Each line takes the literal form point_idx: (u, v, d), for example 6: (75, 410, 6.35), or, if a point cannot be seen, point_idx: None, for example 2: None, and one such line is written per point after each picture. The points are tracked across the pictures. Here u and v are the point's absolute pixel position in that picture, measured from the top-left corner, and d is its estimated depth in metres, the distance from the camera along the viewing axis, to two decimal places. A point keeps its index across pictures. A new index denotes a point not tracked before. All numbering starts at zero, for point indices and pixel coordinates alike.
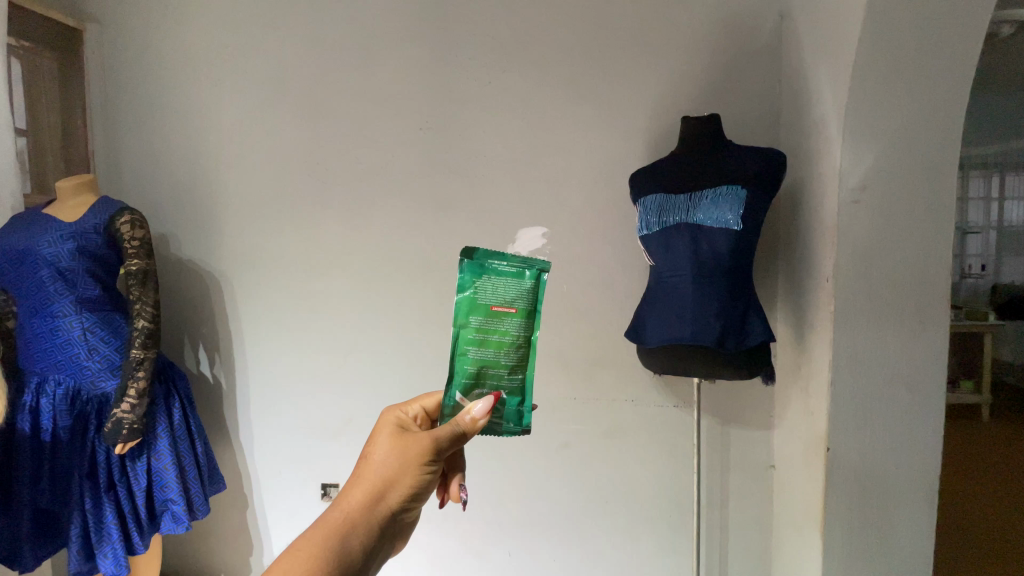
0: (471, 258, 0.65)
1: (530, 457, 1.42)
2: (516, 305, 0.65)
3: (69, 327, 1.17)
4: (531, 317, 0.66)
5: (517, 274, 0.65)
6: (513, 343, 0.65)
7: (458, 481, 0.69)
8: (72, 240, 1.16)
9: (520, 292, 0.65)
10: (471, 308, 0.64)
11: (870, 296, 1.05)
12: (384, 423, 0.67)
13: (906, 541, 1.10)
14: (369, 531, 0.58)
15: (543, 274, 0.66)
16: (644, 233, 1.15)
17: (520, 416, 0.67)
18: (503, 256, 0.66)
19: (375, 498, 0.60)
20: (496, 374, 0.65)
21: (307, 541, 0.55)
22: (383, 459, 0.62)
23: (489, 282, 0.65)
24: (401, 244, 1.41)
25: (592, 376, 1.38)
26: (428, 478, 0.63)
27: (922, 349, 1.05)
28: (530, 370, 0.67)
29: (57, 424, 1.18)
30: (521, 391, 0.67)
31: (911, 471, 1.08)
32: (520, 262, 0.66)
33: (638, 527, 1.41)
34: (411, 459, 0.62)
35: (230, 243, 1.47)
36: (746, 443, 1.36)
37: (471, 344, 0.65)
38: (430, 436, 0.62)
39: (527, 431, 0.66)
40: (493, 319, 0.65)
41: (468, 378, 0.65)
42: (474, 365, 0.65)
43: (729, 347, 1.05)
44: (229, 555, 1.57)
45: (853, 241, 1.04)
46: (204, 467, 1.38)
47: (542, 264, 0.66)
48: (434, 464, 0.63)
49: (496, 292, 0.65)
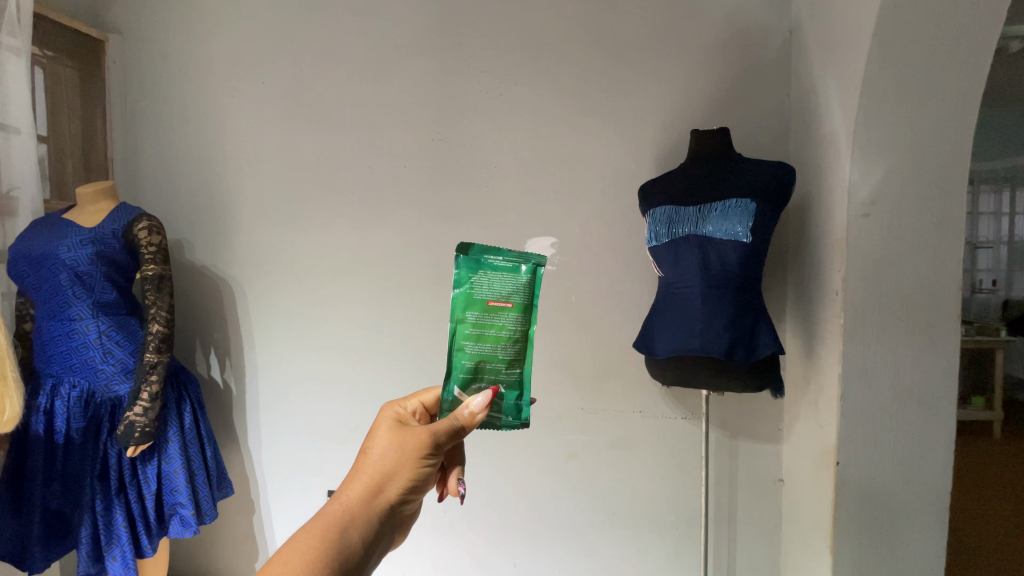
0: (467, 254, 0.68)
1: (536, 467, 1.42)
2: (513, 300, 0.67)
3: (85, 330, 1.19)
4: (527, 312, 0.68)
5: (512, 268, 0.68)
6: (509, 338, 0.67)
7: (456, 475, 0.70)
8: (90, 244, 1.18)
9: (516, 287, 0.68)
10: (469, 303, 0.67)
11: (880, 311, 1.05)
12: (382, 418, 0.67)
13: (917, 557, 1.09)
14: (368, 524, 0.59)
15: (539, 268, 0.69)
16: (653, 244, 1.16)
17: (519, 410, 0.68)
18: (500, 251, 0.68)
19: (375, 491, 0.61)
20: (493, 368, 0.67)
21: (307, 534, 0.56)
22: (381, 454, 0.63)
23: (485, 277, 0.67)
24: (411, 252, 1.42)
25: (600, 387, 1.38)
26: (427, 472, 0.64)
27: (932, 364, 1.05)
28: (528, 364, 0.69)
29: (71, 426, 1.20)
30: (519, 385, 0.69)
31: (920, 486, 1.07)
32: (515, 257, 0.68)
33: (644, 539, 1.40)
34: (409, 452, 0.63)
35: (243, 250, 1.49)
36: (753, 456, 1.35)
37: (468, 339, 0.67)
38: (428, 430, 0.63)
39: (525, 425, 0.68)
40: (490, 313, 0.67)
41: (467, 373, 0.67)
42: (473, 360, 0.67)
43: (739, 358, 1.05)
44: (235, 560, 1.58)
45: (862, 255, 1.04)
46: (212, 470, 1.39)
47: (538, 258, 0.69)
48: (432, 458, 0.64)
49: (492, 286, 0.67)
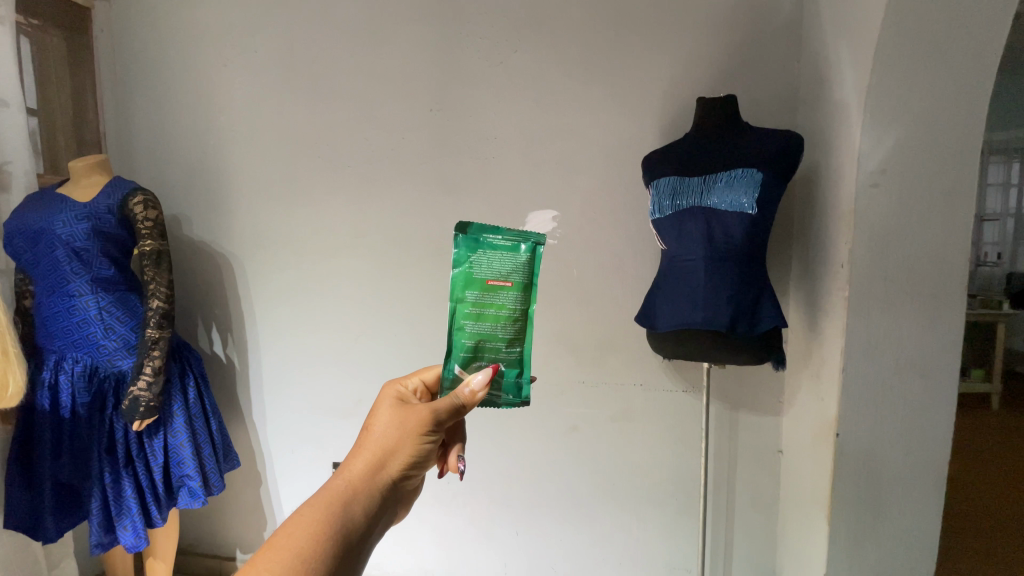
0: (466, 233, 0.66)
1: (538, 439, 1.44)
2: (512, 279, 0.67)
3: (86, 306, 1.19)
4: (527, 291, 0.68)
5: (512, 247, 0.67)
6: (510, 316, 0.67)
7: (457, 451, 0.70)
8: (86, 220, 1.17)
9: (515, 266, 0.67)
10: (467, 282, 0.66)
11: (885, 284, 1.04)
12: (384, 396, 0.67)
13: (913, 525, 1.10)
14: (370, 497, 0.59)
15: (538, 247, 0.68)
16: (657, 216, 1.14)
17: (519, 387, 0.68)
18: (498, 230, 0.67)
19: (377, 466, 0.61)
20: (493, 346, 0.67)
21: (310, 508, 0.56)
22: (383, 430, 0.63)
23: (484, 255, 0.66)
24: (410, 226, 1.41)
25: (601, 361, 1.38)
26: (428, 448, 0.64)
27: (936, 336, 1.04)
28: (527, 342, 0.68)
29: (76, 400, 1.21)
30: (519, 363, 0.68)
31: (919, 457, 1.08)
32: (514, 236, 0.67)
33: (643, 507, 1.42)
34: (410, 429, 0.63)
35: (242, 224, 1.47)
36: (753, 427, 1.36)
37: (468, 318, 0.66)
38: (429, 407, 0.63)
39: (525, 402, 0.68)
40: (489, 292, 0.66)
41: (467, 352, 0.66)
42: (472, 339, 0.66)
43: (741, 331, 1.04)
44: (244, 528, 1.62)
45: (869, 226, 1.02)
46: (218, 444, 1.41)
47: (537, 236, 0.68)
48: (434, 435, 0.64)
49: (491, 266, 0.66)
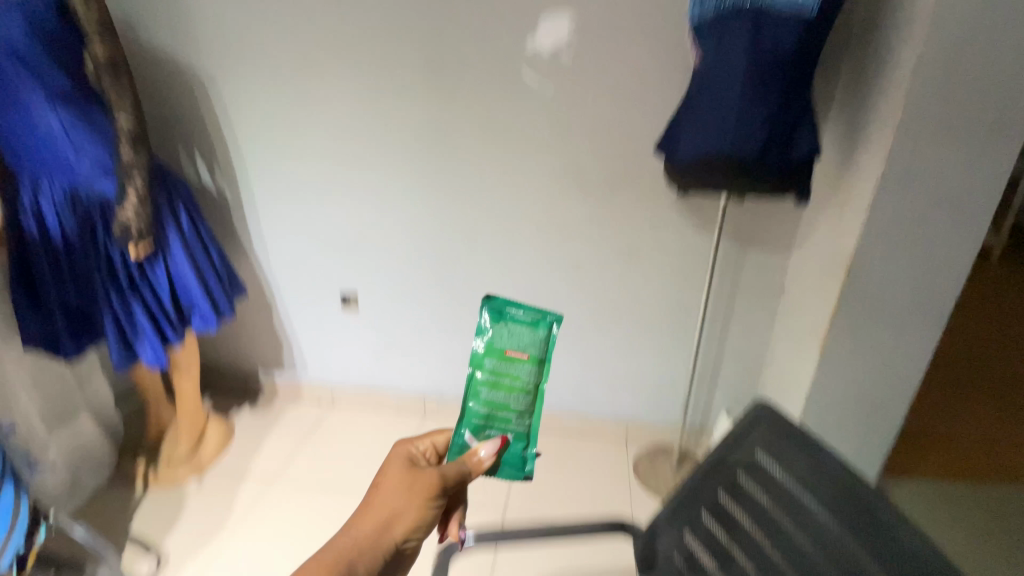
0: (492, 304, 0.66)
1: (540, 272, 1.42)
2: (529, 352, 0.65)
3: (48, 122, 1.07)
4: (543, 365, 0.66)
5: (531, 325, 0.66)
6: (523, 388, 0.66)
7: (459, 520, 0.73)
8: (22, 14, 1.00)
9: (533, 341, 0.65)
10: (486, 351, 0.66)
11: (947, 104, 0.90)
12: (393, 460, 0.67)
13: (904, 357, 1.12)
14: (376, 557, 0.60)
15: (557, 326, 0.66)
16: (694, 19, 0.94)
17: (524, 462, 0.67)
18: (522, 305, 0.67)
19: (382, 528, 0.61)
20: (504, 418, 0.66)
21: (317, 565, 0.58)
22: (391, 492, 0.63)
23: (505, 329, 0.66)
24: (398, 31, 1.20)
25: (610, 195, 1.29)
26: (434, 512, 0.64)
27: (988, 165, 0.93)
28: (538, 415, 0.67)
29: (65, 226, 1.16)
30: (527, 436, 0.67)
31: (929, 293, 1.05)
32: (535, 313, 0.66)
33: (641, 336, 1.47)
34: (415, 496, 0.63)
35: (202, 30, 1.26)
36: (760, 263, 1.34)
37: (481, 387, 0.66)
38: (438, 475, 0.63)
39: (530, 477, 0.67)
40: (506, 362, 0.65)
41: (478, 420, 0.66)
42: (483, 408, 0.66)
43: (773, 159, 0.94)
44: (261, 352, 1.71)
45: (947, 30, 0.85)
46: (224, 272, 1.42)
47: (556, 316, 0.66)
48: (439, 500, 0.64)
49: (511, 339, 0.65)
